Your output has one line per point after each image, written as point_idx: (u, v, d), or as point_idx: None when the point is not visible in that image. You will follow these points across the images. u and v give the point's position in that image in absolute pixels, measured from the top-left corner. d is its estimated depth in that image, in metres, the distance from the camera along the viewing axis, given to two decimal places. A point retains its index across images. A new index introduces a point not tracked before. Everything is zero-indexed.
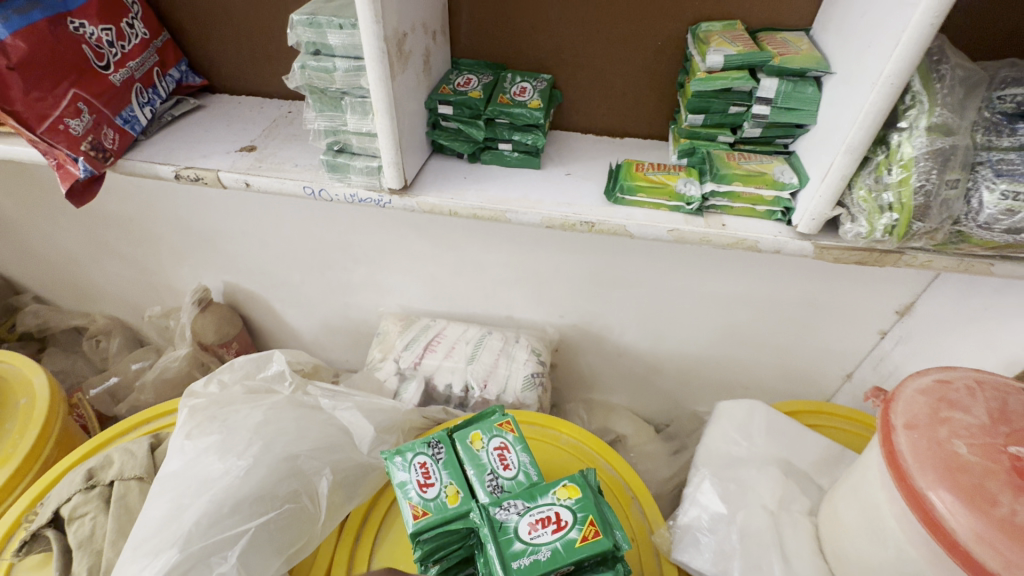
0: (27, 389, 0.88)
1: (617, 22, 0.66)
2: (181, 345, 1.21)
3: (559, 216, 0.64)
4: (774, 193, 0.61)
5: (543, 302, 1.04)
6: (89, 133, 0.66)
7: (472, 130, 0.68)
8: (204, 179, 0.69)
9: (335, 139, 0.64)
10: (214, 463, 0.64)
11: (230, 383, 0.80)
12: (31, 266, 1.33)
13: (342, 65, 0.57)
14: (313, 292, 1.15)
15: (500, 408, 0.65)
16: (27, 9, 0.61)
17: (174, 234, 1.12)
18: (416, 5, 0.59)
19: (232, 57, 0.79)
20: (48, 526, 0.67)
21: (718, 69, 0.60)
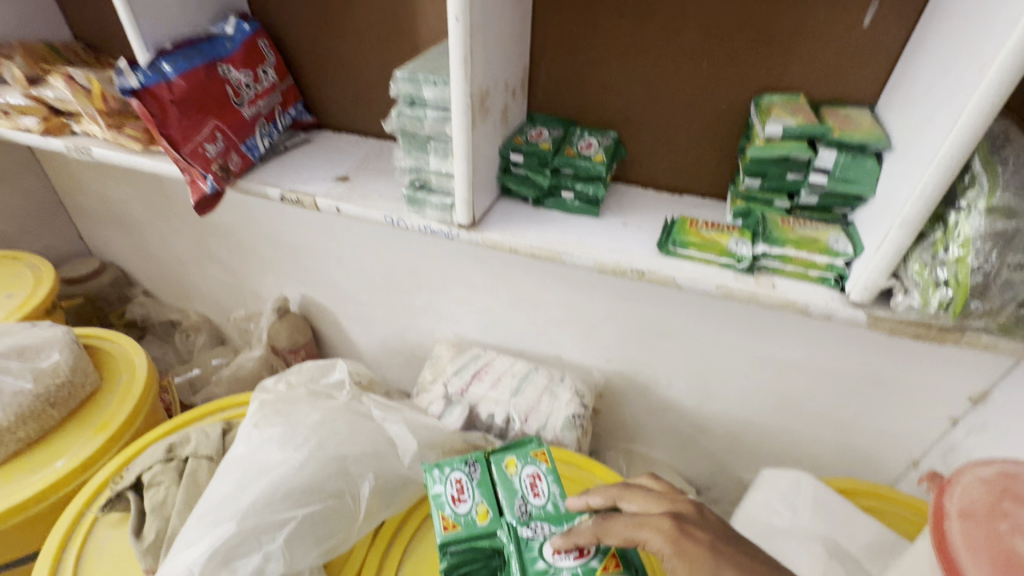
0: (130, 366, 1.02)
1: (683, 89, 0.72)
2: (257, 347, 1.33)
3: (611, 262, 0.68)
4: (828, 259, 0.62)
5: (591, 345, 1.07)
6: (219, 156, 0.79)
7: (539, 177, 0.74)
8: (303, 201, 0.80)
9: (417, 177, 0.72)
10: (274, 452, 0.71)
11: (296, 384, 0.88)
12: (145, 263, 1.53)
13: (432, 114, 0.66)
14: (377, 312, 1.25)
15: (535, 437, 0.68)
16: (192, 56, 0.75)
17: (267, 246, 1.26)
18: (501, 67, 0.67)
19: (340, 100, 0.92)
20: (129, 489, 0.76)
21: (778, 138, 0.63)
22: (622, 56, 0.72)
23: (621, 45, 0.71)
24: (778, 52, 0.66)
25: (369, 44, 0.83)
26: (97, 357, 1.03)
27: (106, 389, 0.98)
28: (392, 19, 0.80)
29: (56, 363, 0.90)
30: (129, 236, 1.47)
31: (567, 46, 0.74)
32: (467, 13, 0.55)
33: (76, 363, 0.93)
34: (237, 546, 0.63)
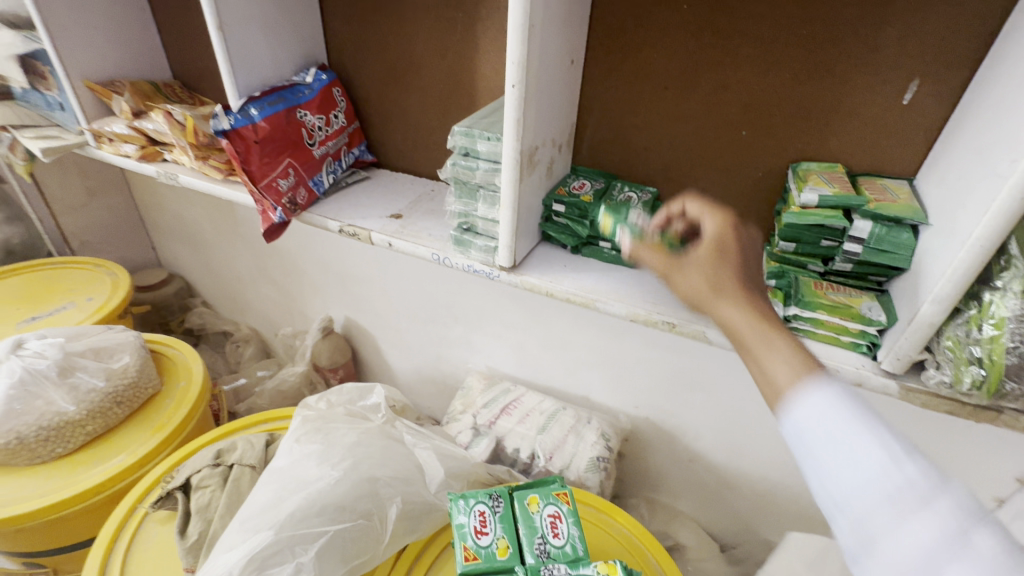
0: (187, 373, 1.10)
1: (723, 152, 0.75)
2: (300, 363, 1.41)
3: (643, 312, 0.71)
4: (860, 327, 0.63)
5: (620, 389, 1.08)
6: (289, 190, 0.87)
7: (579, 227, 0.79)
8: (359, 235, 0.87)
9: (465, 220, 0.77)
10: (313, 469, 0.76)
11: (336, 404, 0.93)
12: (207, 276, 1.65)
13: (484, 166, 0.71)
14: (415, 339, 1.30)
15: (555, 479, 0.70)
16: (276, 102, 0.85)
17: (318, 270, 1.35)
18: (551, 126, 0.72)
19: (400, 143, 1.00)
20: (179, 489, 0.82)
21: (813, 205, 0.65)
22: (664, 119, 0.76)
23: (664, 108, 0.76)
24: (817, 124, 0.69)
25: (431, 96, 0.91)
26: (159, 362, 1.12)
27: (165, 393, 1.06)
28: (454, 76, 0.87)
29: (125, 366, 0.99)
30: (195, 251, 1.60)
31: (613, 107, 0.79)
32: (524, 80, 0.61)
33: (142, 367, 1.02)
34: (273, 555, 0.67)
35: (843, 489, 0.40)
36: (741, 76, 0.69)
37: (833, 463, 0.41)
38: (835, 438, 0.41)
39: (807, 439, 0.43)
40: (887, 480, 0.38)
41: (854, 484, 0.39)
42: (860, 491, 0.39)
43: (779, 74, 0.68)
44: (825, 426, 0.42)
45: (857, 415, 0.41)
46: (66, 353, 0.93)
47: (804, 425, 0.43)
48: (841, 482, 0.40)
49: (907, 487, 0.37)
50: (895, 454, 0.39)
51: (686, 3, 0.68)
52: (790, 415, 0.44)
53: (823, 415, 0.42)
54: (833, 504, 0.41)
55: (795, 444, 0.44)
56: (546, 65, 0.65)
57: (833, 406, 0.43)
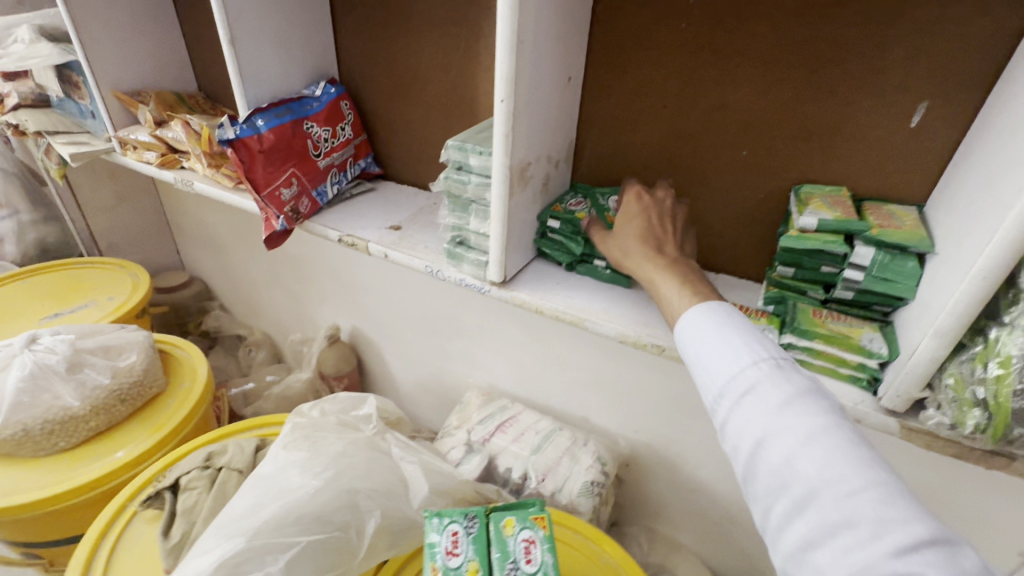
0: (192, 374, 1.12)
1: (722, 173, 0.73)
2: (306, 370, 1.43)
3: (632, 334, 0.69)
4: (860, 359, 0.59)
5: (619, 412, 1.05)
6: (292, 199, 0.89)
7: (572, 244, 0.77)
8: (357, 245, 0.88)
9: (458, 234, 0.77)
10: (295, 476, 0.76)
11: (328, 412, 0.93)
12: (225, 281, 1.70)
13: (476, 180, 0.71)
14: (418, 351, 1.30)
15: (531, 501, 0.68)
16: (283, 113, 0.87)
17: (328, 279, 1.37)
18: (544, 141, 0.72)
19: (405, 156, 1.01)
20: (167, 489, 0.83)
21: (812, 229, 0.62)
22: (663, 138, 0.75)
23: (663, 127, 0.74)
24: (820, 146, 0.66)
25: (435, 111, 0.92)
26: (167, 362, 1.15)
27: (169, 393, 1.08)
28: (457, 91, 0.88)
29: (132, 364, 1.02)
30: (215, 256, 1.65)
31: (612, 125, 0.78)
32: (512, 95, 0.60)
33: (147, 366, 1.04)
34: (244, 562, 0.66)
35: (707, 371, 0.50)
36: (740, 96, 0.68)
37: (704, 353, 0.51)
38: (710, 338, 0.52)
39: (691, 339, 0.53)
40: (736, 364, 0.48)
41: (714, 367, 0.50)
42: (720, 372, 0.49)
43: (779, 93, 0.65)
44: (703, 327, 0.53)
45: (727, 320, 0.52)
46: (76, 349, 0.96)
47: (693, 329, 0.53)
48: (705, 370, 0.51)
49: (754, 370, 0.47)
50: (752, 344, 0.49)
51: (684, 21, 0.67)
52: (685, 324, 0.55)
53: (707, 322, 0.53)
54: (704, 386, 0.51)
55: (688, 348, 0.54)
56: (538, 81, 0.65)
57: (713, 315, 0.53)
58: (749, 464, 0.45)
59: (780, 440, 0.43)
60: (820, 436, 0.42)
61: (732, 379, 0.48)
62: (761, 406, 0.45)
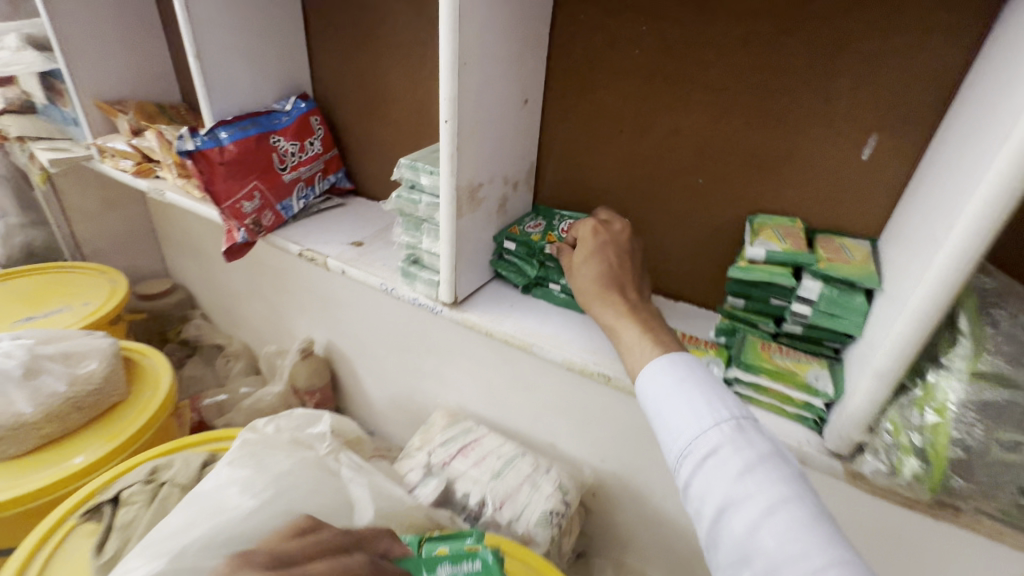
0: (155, 384, 1.11)
1: (678, 200, 0.72)
2: (279, 383, 1.42)
3: (579, 361, 0.67)
4: (805, 397, 0.57)
5: (584, 438, 1.03)
6: (254, 212, 0.88)
7: (527, 267, 0.76)
8: (317, 260, 0.87)
9: (411, 252, 0.76)
10: (233, 496, 0.74)
11: (283, 428, 0.92)
12: (208, 290, 1.70)
13: (426, 199, 0.70)
14: (389, 367, 1.29)
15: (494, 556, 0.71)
16: (248, 127, 0.87)
17: (304, 291, 1.36)
18: (497, 163, 0.71)
19: (375, 172, 1.01)
20: (108, 502, 0.81)
21: (761, 261, 0.61)
22: (620, 163, 0.74)
23: (620, 152, 0.74)
24: (773, 176, 0.65)
25: (403, 129, 0.92)
26: (131, 371, 1.14)
27: (129, 402, 1.07)
28: (423, 111, 0.88)
29: (91, 371, 1.01)
30: (198, 265, 1.66)
31: (571, 148, 0.78)
32: (455, 116, 0.60)
33: (108, 374, 1.03)
34: None
35: (670, 430, 0.51)
36: (694, 123, 0.66)
37: (667, 412, 0.52)
38: (672, 394, 0.52)
39: (653, 395, 0.54)
40: (698, 427, 0.49)
41: (677, 427, 0.51)
42: (683, 433, 0.50)
43: (732, 122, 0.64)
44: (665, 382, 0.54)
45: (687, 376, 0.53)
46: (33, 355, 0.95)
47: (654, 384, 0.54)
48: (668, 428, 0.51)
49: (715, 433, 0.48)
50: (712, 403, 0.50)
51: (637, 47, 0.66)
52: (647, 377, 0.55)
53: (668, 378, 0.54)
54: (668, 445, 0.51)
55: (650, 404, 0.54)
56: (486, 102, 0.64)
57: (672, 369, 0.54)
58: (711, 531, 0.46)
59: (743, 509, 0.44)
60: (781, 507, 0.43)
61: (695, 442, 0.49)
62: (723, 472, 0.46)
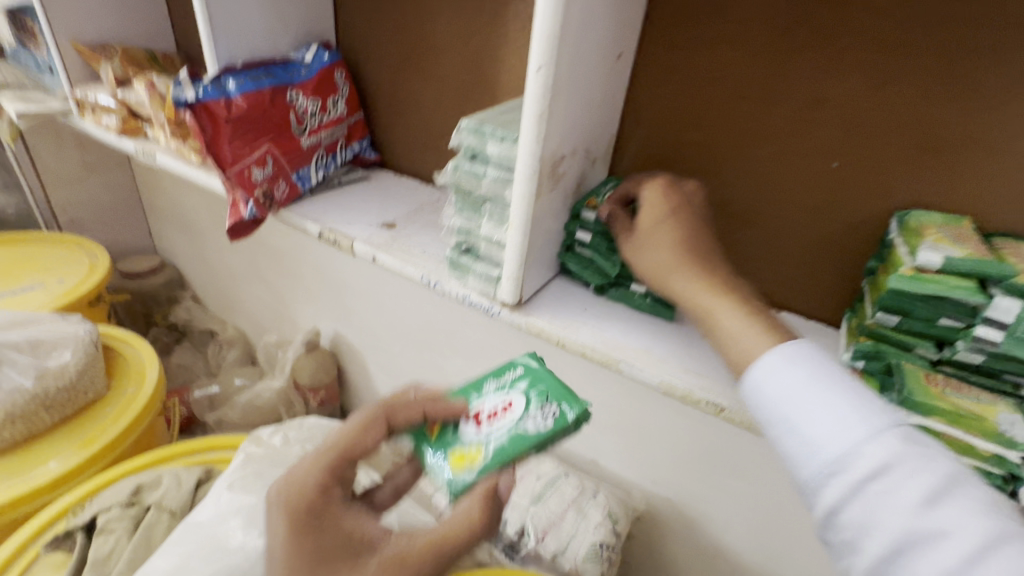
0: (140, 379, 0.96)
1: (803, 187, 0.59)
2: (279, 378, 1.27)
3: (682, 386, 0.54)
4: (995, 448, 0.45)
5: (636, 459, 0.89)
6: (265, 182, 0.73)
7: (606, 262, 0.62)
8: (341, 244, 0.72)
9: (465, 239, 0.62)
10: (237, 533, 0.60)
11: (293, 440, 0.78)
12: (200, 269, 1.53)
13: (493, 173, 0.56)
14: (407, 366, 1.14)
15: (585, 408, 0.48)
16: (261, 77, 0.71)
17: (312, 276, 1.21)
18: (583, 132, 0.57)
19: (408, 142, 0.86)
20: (80, 529, 0.68)
21: (933, 269, 0.47)
22: (731, 140, 0.60)
23: (731, 126, 0.60)
24: (940, 163, 0.52)
25: (448, 91, 0.77)
26: (113, 362, 0.99)
27: (109, 400, 0.92)
28: (476, 69, 0.73)
29: (64, 364, 0.85)
30: (190, 241, 1.49)
31: (665, 119, 0.63)
32: (553, 62, 0.45)
33: (85, 367, 0.88)
34: None
35: (804, 441, 0.40)
36: (841, 90, 0.53)
37: (798, 417, 0.41)
38: (803, 395, 0.41)
39: (770, 398, 0.42)
40: (848, 435, 0.38)
41: (815, 436, 0.39)
42: (824, 445, 0.38)
43: (896, 91, 0.51)
44: (785, 381, 0.42)
45: (823, 373, 0.41)
46: None
47: (769, 383, 0.43)
48: (800, 435, 0.40)
49: (874, 444, 0.37)
50: (856, 406, 0.39)
51: None
52: (756, 374, 0.43)
53: (789, 376, 0.42)
54: (796, 459, 0.40)
55: (766, 407, 0.43)
56: (587, 49, 0.49)
57: (795, 363, 0.42)
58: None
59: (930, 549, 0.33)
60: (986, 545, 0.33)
61: (843, 456, 0.38)
62: (895, 498, 0.35)
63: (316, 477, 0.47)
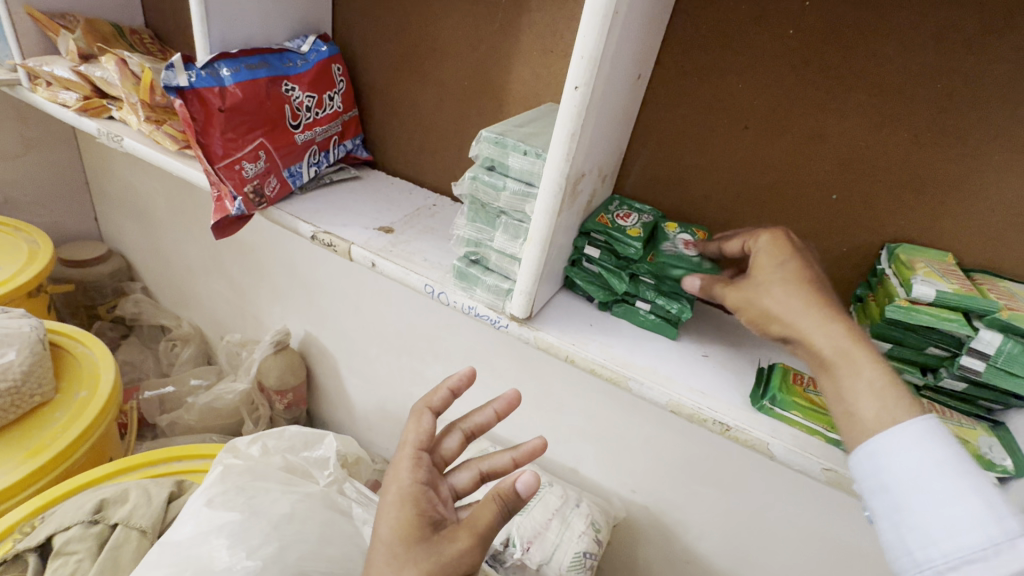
0: (93, 381, 0.89)
1: (802, 216, 0.61)
2: (242, 379, 1.20)
3: (689, 404, 0.55)
4: (977, 470, 0.48)
5: (617, 469, 0.90)
6: (256, 178, 0.69)
7: (614, 279, 0.62)
8: (336, 247, 0.69)
9: (475, 250, 0.61)
10: (221, 552, 0.56)
11: (273, 451, 0.74)
12: (153, 259, 1.43)
13: (512, 186, 0.56)
14: (383, 370, 1.11)
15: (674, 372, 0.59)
16: (257, 66, 0.68)
17: (283, 274, 1.15)
18: (601, 150, 0.57)
19: (402, 143, 0.83)
20: (32, 550, 0.61)
21: (927, 301, 0.50)
22: (734, 166, 0.63)
23: (737, 152, 0.62)
24: (930, 201, 0.55)
25: (451, 95, 0.75)
26: (63, 361, 0.92)
27: (58, 404, 0.84)
28: (483, 75, 0.72)
29: (8, 364, 0.77)
30: (143, 229, 1.39)
31: (672, 142, 0.65)
32: (590, 83, 0.45)
33: (31, 367, 0.80)
34: None
35: (918, 532, 0.39)
36: (844, 128, 0.56)
37: (910, 506, 0.40)
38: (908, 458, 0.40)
39: (886, 473, 0.41)
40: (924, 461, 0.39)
41: (934, 531, 0.38)
42: (944, 545, 0.37)
43: (894, 131, 0.54)
44: (903, 470, 0.40)
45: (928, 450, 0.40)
46: None
47: (882, 459, 0.41)
48: (913, 527, 0.39)
49: (1007, 561, 0.35)
50: (999, 513, 0.37)
51: (791, 28, 0.54)
52: (872, 455, 0.41)
53: (911, 458, 0.40)
54: (904, 547, 0.40)
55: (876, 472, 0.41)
56: (617, 70, 0.50)
57: (929, 444, 0.40)
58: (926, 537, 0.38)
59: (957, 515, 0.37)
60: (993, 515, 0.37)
61: (956, 564, 0.37)
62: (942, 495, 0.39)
63: (410, 470, 0.49)
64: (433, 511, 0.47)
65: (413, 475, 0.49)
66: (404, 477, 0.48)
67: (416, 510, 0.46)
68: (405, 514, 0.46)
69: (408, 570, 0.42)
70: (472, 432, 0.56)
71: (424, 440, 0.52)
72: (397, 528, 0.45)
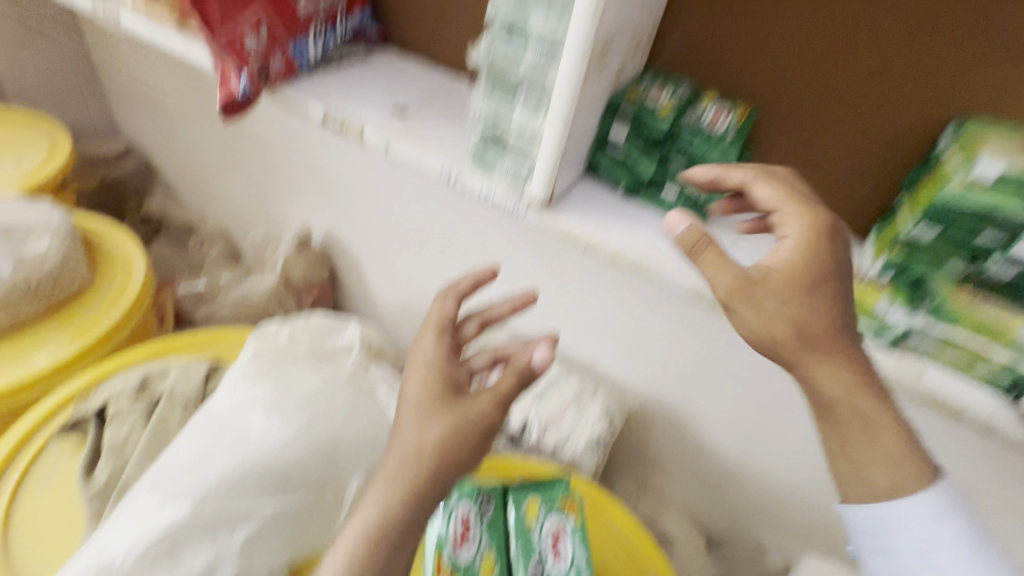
0: (126, 271, 0.92)
1: (857, 88, 0.55)
2: (269, 275, 1.23)
3: (711, 290, 0.54)
4: (1007, 357, 0.47)
5: (634, 362, 0.91)
6: (260, 53, 0.65)
7: (642, 163, 0.59)
8: (349, 130, 0.66)
9: (493, 130, 0.57)
10: (258, 419, 0.61)
11: (300, 336, 0.77)
12: (171, 156, 1.42)
13: (533, 54, 0.50)
14: (404, 267, 1.11)
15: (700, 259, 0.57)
16: None
17: (300, 169, 1.14)
18: (634, 10, 0.51)
19: (413, 17, 0.77)
20: (90, 417, 0.67)
21: (988, 182, 0.44)
22: (785, 30, 0.55)
23: (789, 11, 0.54)
24: (1013, 64, 0.48)
25: None
26: (95, 254, 0.95)
27: (95, 292, 0.88)
28: None
29: (42, 254, 0.80)
30: (158, 125, 1.37)
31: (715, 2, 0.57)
32: None
33: (65, 259, 0.83)
34: (186, 533, 0.52)
35: None
36: None
37: None
38: None
39: None
40: None
41: None
42: None
43: None
44: None
45: None
46: None
47: None
48: None
49: None
50: None
51: None
52: None
53: None
54: None
55: None
56: None
57: None
58: None
59: None
60: None
61: None
62: None
63: (434, 344, 0.51)
64: (457, 378, 0.48)
65: (436, 347, 0.50)
66: (428, 349, 0.50)
67: (441, 375, 0.48)
68: (431, 378, 0.47)
69: (433, 424, 0.45)
70: (490, 320, 0.56)
71: (446, 319, 0.53)
72: (423, 391, 0.47)
